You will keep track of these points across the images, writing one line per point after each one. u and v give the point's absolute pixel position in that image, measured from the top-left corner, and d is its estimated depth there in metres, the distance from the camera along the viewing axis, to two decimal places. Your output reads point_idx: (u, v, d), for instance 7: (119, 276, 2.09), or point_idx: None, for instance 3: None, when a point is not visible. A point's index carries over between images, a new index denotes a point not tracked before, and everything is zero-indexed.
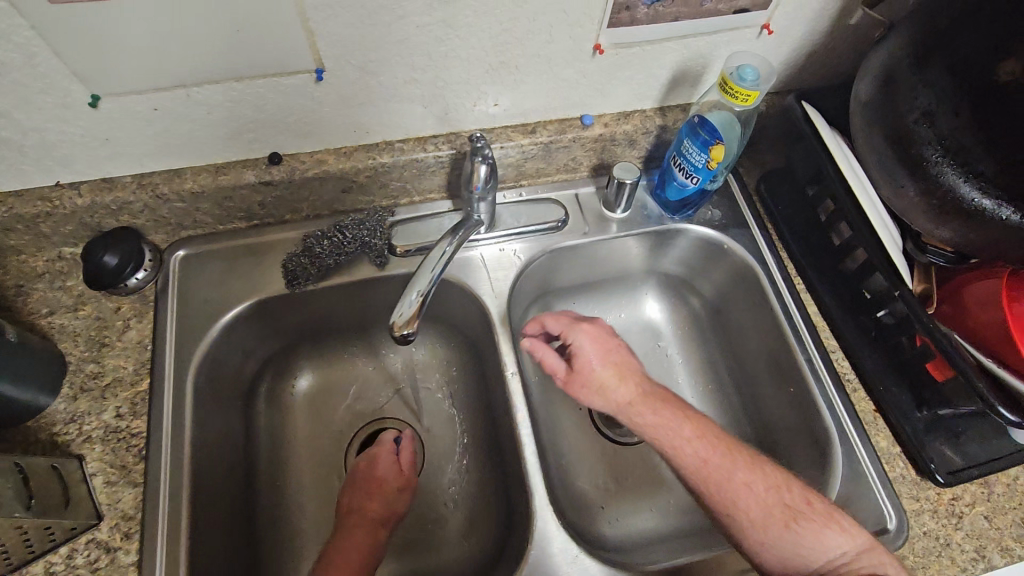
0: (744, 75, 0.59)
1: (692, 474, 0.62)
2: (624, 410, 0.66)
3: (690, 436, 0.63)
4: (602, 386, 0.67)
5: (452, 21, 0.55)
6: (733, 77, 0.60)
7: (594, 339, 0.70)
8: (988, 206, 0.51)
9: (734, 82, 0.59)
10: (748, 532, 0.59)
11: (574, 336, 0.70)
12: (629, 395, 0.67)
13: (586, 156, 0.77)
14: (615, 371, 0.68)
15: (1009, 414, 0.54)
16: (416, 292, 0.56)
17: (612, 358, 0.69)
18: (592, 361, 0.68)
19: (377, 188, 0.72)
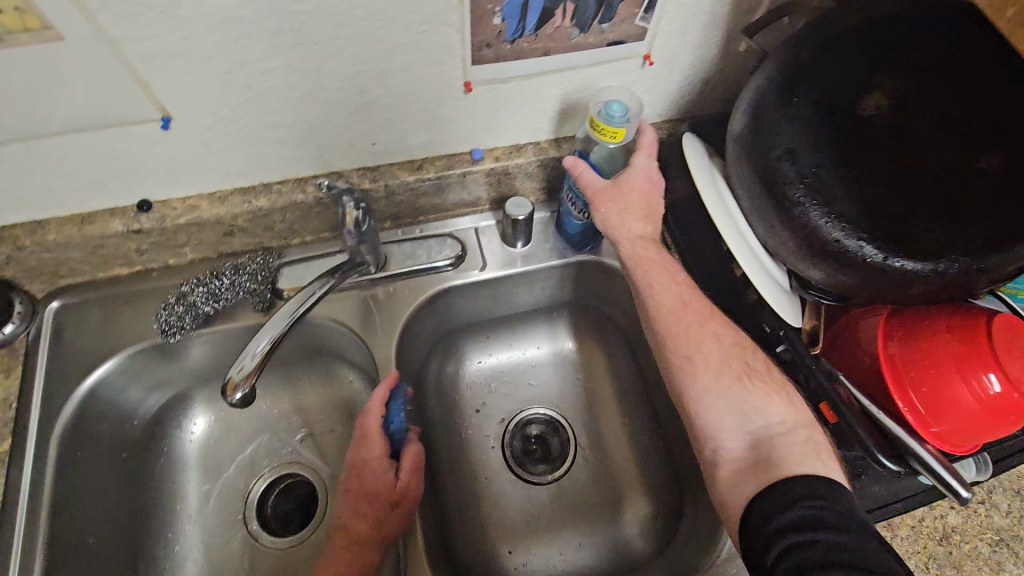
0: (612, 112, 0.61)
1: (676, 307, 0.63)
2: (631, 238, 0.64)
3: (677, 281, 0.64)
4: (624, 210, 0.64)
5: (298, 66, 0.53)
6: (600, 117, 0.61)
7: (648, 173, 0.65)
8: (852, 245, 0.49)
9: (603, 120, 0.61)
10: (698, 376, 0.60)
11: (633, 161, 0.65)
12: (641, 235, 0.65)
13: (483, 189, 0.75)
14: (643, 206, 0.65)
15: (888, 463, 0.52)
16: (260, 344, 0.55)
17: (650, 192, 0.65)
18: (628, 186, 0.65)
19: (261, 230, 0.70)
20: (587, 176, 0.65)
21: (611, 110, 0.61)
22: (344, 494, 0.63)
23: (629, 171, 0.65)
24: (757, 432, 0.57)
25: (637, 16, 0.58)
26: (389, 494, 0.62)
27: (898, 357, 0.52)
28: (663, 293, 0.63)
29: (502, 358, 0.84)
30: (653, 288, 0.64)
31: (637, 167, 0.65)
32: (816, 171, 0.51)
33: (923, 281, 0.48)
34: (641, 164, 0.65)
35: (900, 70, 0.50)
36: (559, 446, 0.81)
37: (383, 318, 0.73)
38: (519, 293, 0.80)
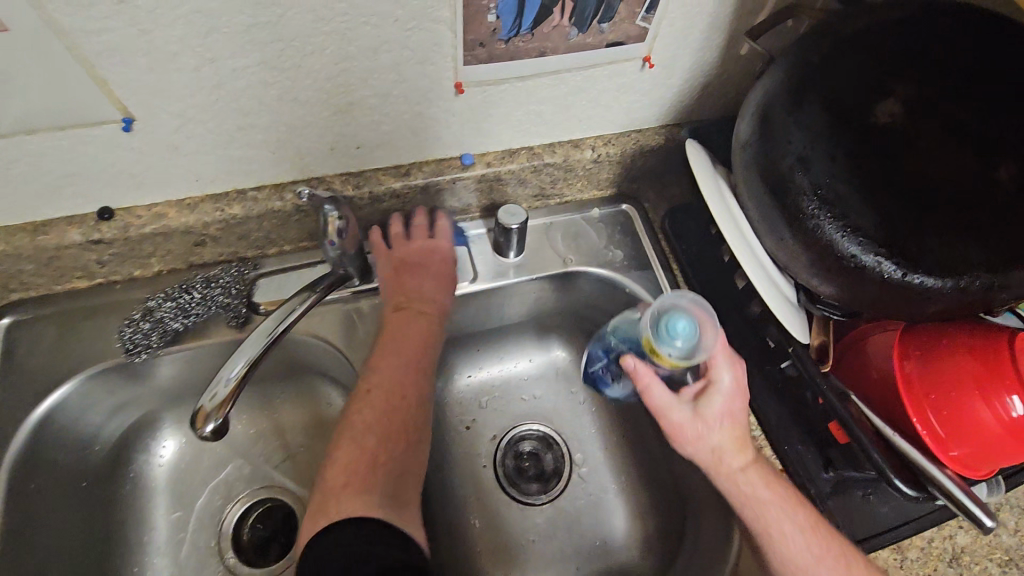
0: (673, 333, 0.52)
1: (815, 564, 0.51)
2: (731, 476, 0.55)
3: (802, 527, 0.53)
4: (715, 444, 0.55)
5: (276, 64, 0.49)
6: (658, 336, 0.53)
7: (735, 379, 0.55)
8: (869, 261, 0.46)
9: (662, 345, 0.52)
10: None
11: (716, 376, 0.55)
12: (741, 461, 0.55)
13: (474, 196, 0.71)
14: (734, 430, 0.55)
15: (905, 488, 0.49)
16: (236, 366, 0.50)
17: (739, 413, 0.56)
18: (714, 409, 0.55)
19: (236, 239, 0.65)
20: (661, 402, 0.55)
21: (674, 331, 0.52)
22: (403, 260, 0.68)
23: (714, 389, 0.55)
24: None
25: (638, 15, 0.55)
26: (437, 278, 0.68)
27: (915, 376, 0.49)
28: (790, 544, 0.52)
29: (493, 372, 0.80)
30: (775, 543, 0.53)
31: (720, 383, 0.55)
32: (830, 181, 0.48)
33: (942, 298, 0.46)
34: (725, 375, 0.55)
35: (913, 80, 0.48)
36: (553, 462, 0.77)
37: (367, 334, 0.69)
38: (511, 304, 0.76)
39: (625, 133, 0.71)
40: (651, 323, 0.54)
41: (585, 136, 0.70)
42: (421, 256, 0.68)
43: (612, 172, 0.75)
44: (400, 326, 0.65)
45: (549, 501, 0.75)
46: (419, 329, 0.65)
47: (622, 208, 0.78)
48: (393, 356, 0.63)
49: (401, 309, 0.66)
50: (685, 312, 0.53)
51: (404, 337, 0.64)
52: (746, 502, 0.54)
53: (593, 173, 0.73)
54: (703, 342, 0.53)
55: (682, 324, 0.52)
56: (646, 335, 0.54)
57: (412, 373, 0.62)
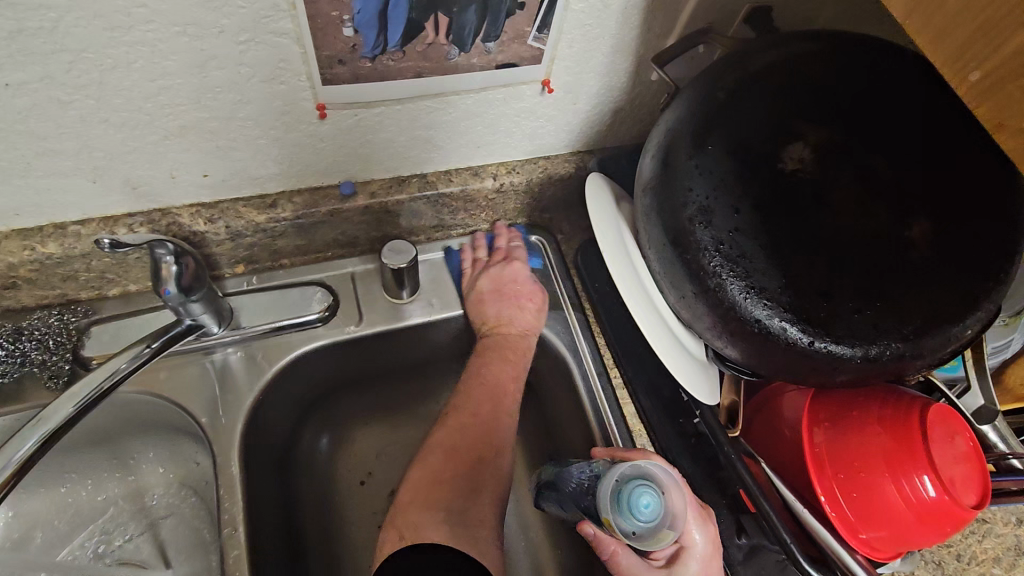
0: (636, 512, 0.47)
1: None
2: None
3: None
4: None
5: (66, 80, 0.39)
6: (621, 512, 0.48)
7: (710, 537, 0.51)
8: (775, 327, 0.41)
9: (626, 523, 0.48)
10: None
11: (688, 538, 0.51)
12: None
13: (361, 228, 0.62)
14: None
15: (816, 574, 0.44)
16: (21, 448, 0.42)
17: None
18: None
19: (59, 280, 0.54)
20: (632, 573, 0.50)
21: (638, 508, 0.47)
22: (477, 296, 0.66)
23: (687, 555, 0.51)
24: None
25: (529, 35, 0.48)
26: (518, 301, 0.66)
27: (826, 448, 0.45)
28: None
29: (392, 421, 0.72)
30: None
31: (694, 547, 0.51)
32: (734, 235, 0.42)
33: (851, 368, 0.41)
34: (699, 536, 0.51)
35: (822, 124, 0.43)
36: None
37: (229, 390, 0.58)
38: (408, 347, 0.68)
39: (532, 160, 0.65)
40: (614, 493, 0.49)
41: (486, 163, 0.63)
42: (506, 279, 0.66)
43: (520, 202, 0.68)
44: (484, 356, 0.64)
45: None
46: (506, 367, 0.63)
47: (532, 239, 0.71)
48: (482, 387, 0.62)
49: (485, 334, 0.66)
50: (650, 483, 0.48)
51: (485, 373, 0.63)
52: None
53: (497, 203, 0.66)
54: (670, 515, 0.48)
55: (644, 502, 0.47)
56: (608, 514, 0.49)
57: (495, 407, 0.61)
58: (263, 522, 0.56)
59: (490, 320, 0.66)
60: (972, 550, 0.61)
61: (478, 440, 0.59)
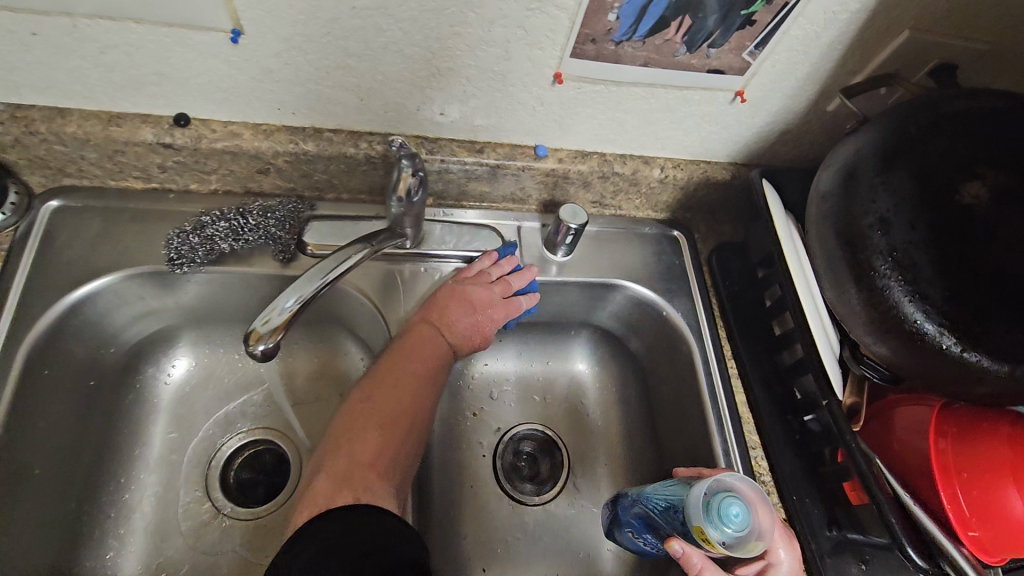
0: (727, 520, 0.48)
1: None
2: None
3: None
4: None
5: (393, 12, 0.50)
6: (710, 522, 0.48)
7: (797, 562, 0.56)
8: (931, 330, 0.47)
9: (717, 535, 0.48)
10: None
11: (774, 556, 0.55)
12: None
13: (536, 188, 0.71)
14: None
15: (914, 554, 0.48)
16: (295, 298, 0.48)
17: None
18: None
19: (298, 175, 0.64)
20: None
21: (728, 518, 0.48)
22: (450, 295, 0.65)
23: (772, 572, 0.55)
24: None
25: (746, 49, 0.56)
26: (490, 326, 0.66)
27: (949, 454, 0.50)
28: None
29: (509, 365, 0.80)
30: None
31: (780, 564, 0.55)
32: (907, 246, 0.48)
33: (994, 381, 0.46)
34: (783, 553, 0.55)
35: (1001, 169, 0.49)
36: (549, 469, 0.77)
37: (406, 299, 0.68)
38: (548, 302, 0.76)
39: (695, 161, 0.72)
40: (704, 505, 0.49)
41: (656, 155, 0.71)
42: (482, 299, 0.65)
43: (673, 196, 0.75)
44: (418, 342, 0.62)
45: (540, 504, 0.74)
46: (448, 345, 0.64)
47: (673, 234, 0.78)
48: (416, 366, 0.60)
49: (424, 325, 0.64)
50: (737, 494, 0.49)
51: (421, 356, 0.61)
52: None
53: (654, 192, 0.74)
54: (758, 526, 0.49)
55: (735, 510, 0.48)
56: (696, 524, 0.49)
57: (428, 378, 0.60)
58: None
59: (443, 319, 0.64)
60: None
61: (402, 410, 0.57)
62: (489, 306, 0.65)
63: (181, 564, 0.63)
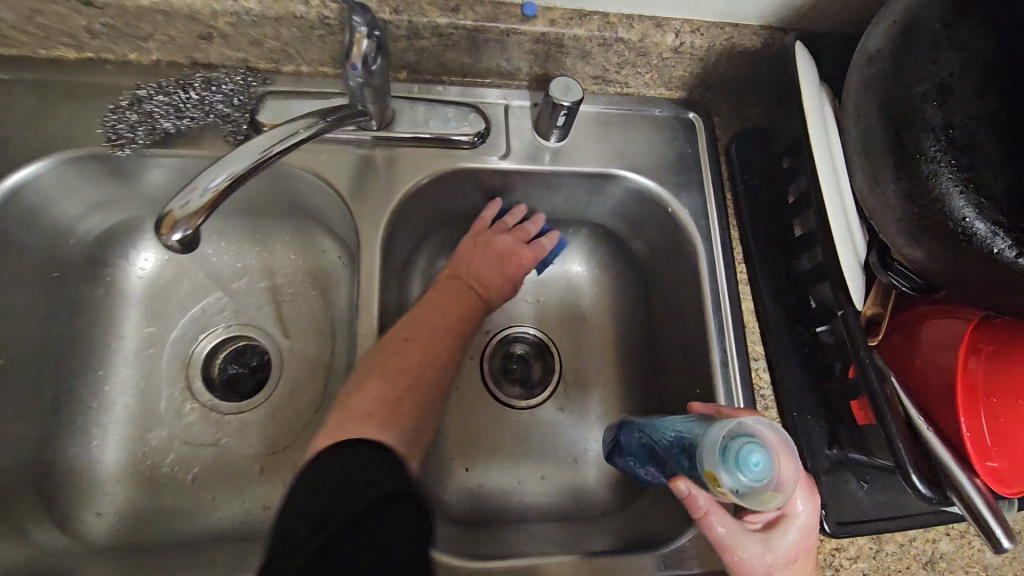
0: (743, 469, 0.41)
1: None
2: None
3: None
4: None
5: None
6: (724, 468, 0.42)
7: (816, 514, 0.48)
8: (982, 230, 0.38)
9: (729, 482, 0.41)
10: None
11: (790, 508, 0.48)
12: None
13: (526, 59, 0.61)
14: (805, 566, 0.48)
15: (919, 485, 0.44)
16: (222, 177, 0.42)
17: (813, 550, 0.48)
18: (786, 545, 0.48)
19: (246, 42, 0.56)
20: (726, 536, 0.47)
21: (745, 466, 0.41)
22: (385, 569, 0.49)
23: (787, 522, 0.48)
24: None
25: None
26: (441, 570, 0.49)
27: (977, 373, 0.44)
28: None
29: None
30: None
31: (796, 516, 0.48)
32: (968, 122, 0.38)
33: None
34: (802, 505, 0.48)
35: None
36: (540, 373, 0.73)
37: (379, 189, 0.61)
38: (542, 194, 0.68)
39: (719, 25, 0.60)
40: (720, 450, 0.42)
41: (671, 17, 0.59)
42: None
43: (690, 70, 0.64)
44: (444, 293, 0.61)
45: (528, 408, 0.71)
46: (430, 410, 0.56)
47: (688, 116, 0.67)
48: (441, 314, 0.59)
49: None
50: (760, 440, 0.42)
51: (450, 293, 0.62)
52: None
53: (668, 65, 0.62)
54: (779, 478, 0.42)
55: (756, 459, 0.41)
56: (708, 467, 0.43)
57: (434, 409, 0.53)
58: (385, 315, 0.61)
59: None
60: None
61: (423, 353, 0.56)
62: (471, 285, 0.63)
63: (166, 454, 0.63)
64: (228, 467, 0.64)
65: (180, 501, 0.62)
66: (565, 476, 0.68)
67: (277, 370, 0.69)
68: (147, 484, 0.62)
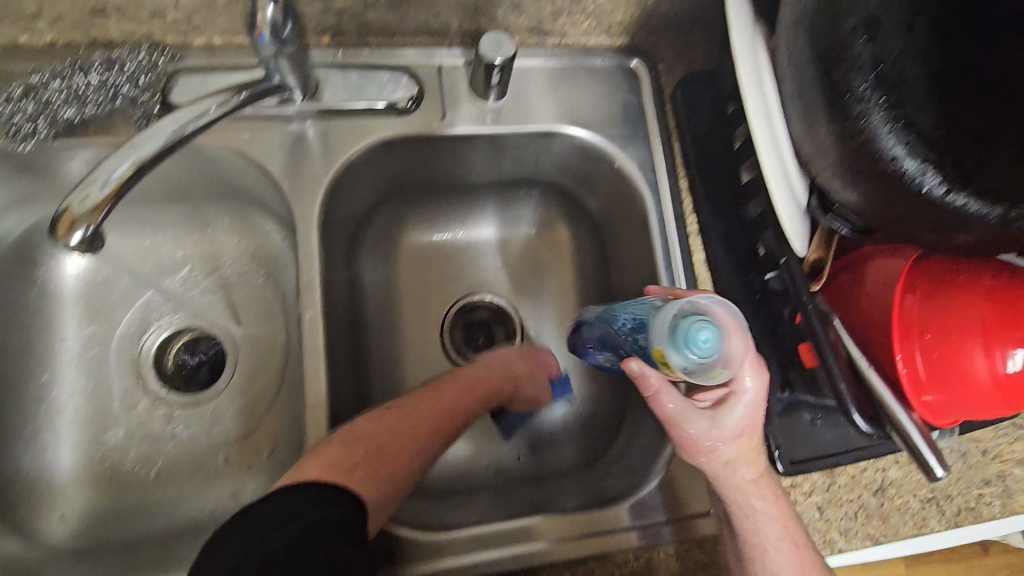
0: (693, 345, 0.44)
1: (779, 532, 0.51)
2: (740, 484, 0.52)
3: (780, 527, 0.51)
4: (728, 455, 0.51)
5: None
6: (674, 346, 0.45)
7: (763, 391, 0.51)
8: (913, 168, 0.38)
9: (679, 359, 0.44)
10: (753, 542, 0.51)
11: (738, 385, 0.51)
12: (749, 471, 0.52)
13: (455, 15, 0.58)
14: (751, 439, 0.52)
15: (861, 421, 0.46)
16: (129, 162, 0.40)
17: (758, 424, 0.52)
18: (732, 419, 0.51)
19: (147, 15, 0.52)
20: (673, 412, 0.50)
21: (694, 342, 0.44)
22: None
23: (734, 399, 0.51)
24: None
25: None
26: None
27: (912, 311, 0.44)
28: (759, 512, 0.51)
29: (454, 234, 0.73)
30: (753, 509, 0.52)
31: (742, 394, 0.51)
32: (898, 53, 0.37)
33: (977, 228, 0.38)
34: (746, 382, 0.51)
35: None
36: (502, 338, 0.73)
37: (313, 165, 0.58)
38: (489, 159, 0.66)
39: None
40: (668, 332, 0.45)
41: None
42: None
43: (629, 15, 0.61)
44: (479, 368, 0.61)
45: None
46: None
47: (630, 64, 0.64)
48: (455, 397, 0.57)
49: None
50: (710, 318, 0.44)
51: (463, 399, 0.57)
52: (745, 502, 0.52)
53: (604, 11, 0.59)
54: (727, 354, 0.45)
55: (704, 336, 0.43)
56: (658, 345, 0.46)
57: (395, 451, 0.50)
58: (333, 295, 0.60)
59: None
60: (999, 449, 0.62)
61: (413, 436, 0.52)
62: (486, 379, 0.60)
63: (126, 453, 0.63)
64: (191, 461, 0.63)
65: (145, 498, 0.61)
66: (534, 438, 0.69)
67: (233, 358, 0.67)
68: (109, 485, 0.61)
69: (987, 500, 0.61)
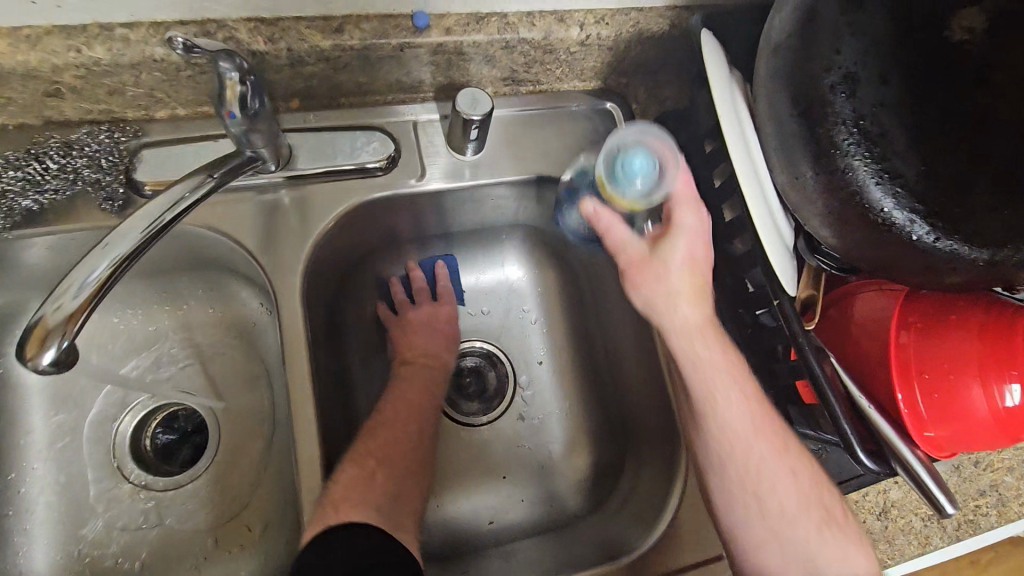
0: (627, 172, 0.51)
1: (752, 430, 0.52)
2: (698, 362, 0.52)
3: (762, 427, 0.52)
4: (683, 316, 0.52)
5: None
6: (612, 178, 0.52)
7: (701, 229, 0.52)
8: (899, 216, 0.39)
9: (615, 184, 0.51)
10: (736, 447, 0.51)
11: (677, 219, 0.52)
12: (715, 353, 0.52)
13: (428, 71, 0.57)
14: (696, 284, 0.52)
15: (866, 460, 0.45)
16: (101, 266, 0.37)
17: (702, 261, 0.52)
18: (675, 246, 0.52)
19: (105, 93, 0.49)
20: (619, 236, 0.53)
21: (627, 168, 0.51)
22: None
23: (675, 232, 0.52)
24: (775, 504, 0.51)
25: None
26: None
27: (911, 349, 0.45)
28: (728, 408, 0.52)
29: None
30: (721, 402, 0.52)
31: (682, 226, 0.52)
32: (875, 107, 0.39)
33: (966, 271, 0.38)
34: (688, 218, 0.52)
35: None
36: (495, 384, 0.72)
37: (290, 232, 0.56)
38: (469, 208, 0.65)
39: (623, 11, 0.56)
40: (606, 162, 0.52)
41: (573, 8, 0.55)
42: None
43: (601, 60, 0.61)
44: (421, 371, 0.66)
45: (488, 424, 0.70)
46: (417, 484, 0.58)
47: (605, 106, 0.65)
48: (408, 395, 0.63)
49: None
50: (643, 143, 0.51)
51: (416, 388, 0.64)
52: (712, 400, 0.52)
53: (576, 58, 0.59)
54: (661, 173, 0.51)
55: (636, 162, 0.51)
56: (600, 174, 0.53)
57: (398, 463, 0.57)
58: (320, 363, 0.58)
59: None
60: (991, 459, 0.63)
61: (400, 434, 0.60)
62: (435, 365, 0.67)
63: (107, 547, 0.59)
64: (178, 548, 0.60)
65: None
66: (535, 486, 0.67)
67: (214, 432, 0.64)
68: None
69: (983, 511, 0.62)
